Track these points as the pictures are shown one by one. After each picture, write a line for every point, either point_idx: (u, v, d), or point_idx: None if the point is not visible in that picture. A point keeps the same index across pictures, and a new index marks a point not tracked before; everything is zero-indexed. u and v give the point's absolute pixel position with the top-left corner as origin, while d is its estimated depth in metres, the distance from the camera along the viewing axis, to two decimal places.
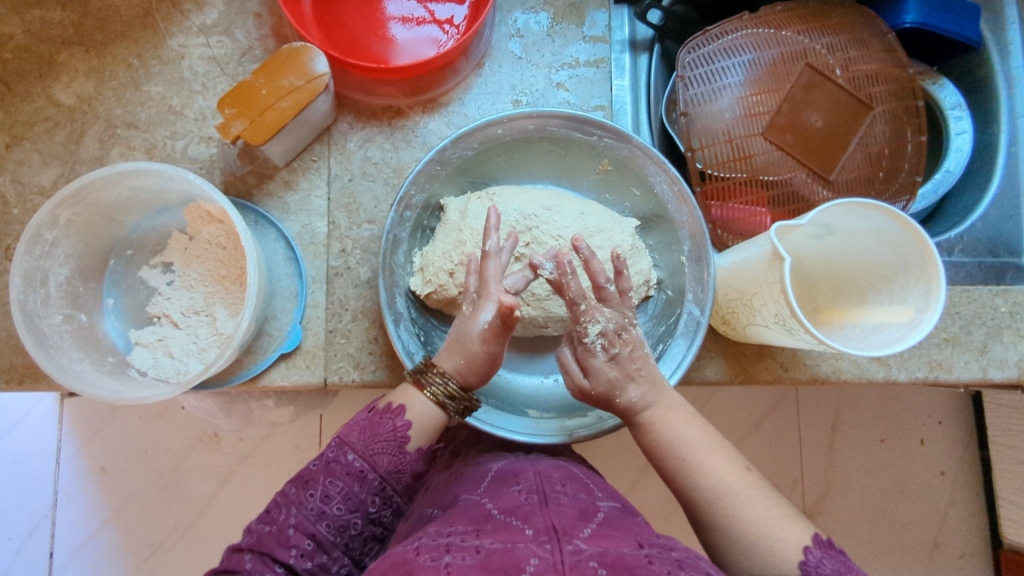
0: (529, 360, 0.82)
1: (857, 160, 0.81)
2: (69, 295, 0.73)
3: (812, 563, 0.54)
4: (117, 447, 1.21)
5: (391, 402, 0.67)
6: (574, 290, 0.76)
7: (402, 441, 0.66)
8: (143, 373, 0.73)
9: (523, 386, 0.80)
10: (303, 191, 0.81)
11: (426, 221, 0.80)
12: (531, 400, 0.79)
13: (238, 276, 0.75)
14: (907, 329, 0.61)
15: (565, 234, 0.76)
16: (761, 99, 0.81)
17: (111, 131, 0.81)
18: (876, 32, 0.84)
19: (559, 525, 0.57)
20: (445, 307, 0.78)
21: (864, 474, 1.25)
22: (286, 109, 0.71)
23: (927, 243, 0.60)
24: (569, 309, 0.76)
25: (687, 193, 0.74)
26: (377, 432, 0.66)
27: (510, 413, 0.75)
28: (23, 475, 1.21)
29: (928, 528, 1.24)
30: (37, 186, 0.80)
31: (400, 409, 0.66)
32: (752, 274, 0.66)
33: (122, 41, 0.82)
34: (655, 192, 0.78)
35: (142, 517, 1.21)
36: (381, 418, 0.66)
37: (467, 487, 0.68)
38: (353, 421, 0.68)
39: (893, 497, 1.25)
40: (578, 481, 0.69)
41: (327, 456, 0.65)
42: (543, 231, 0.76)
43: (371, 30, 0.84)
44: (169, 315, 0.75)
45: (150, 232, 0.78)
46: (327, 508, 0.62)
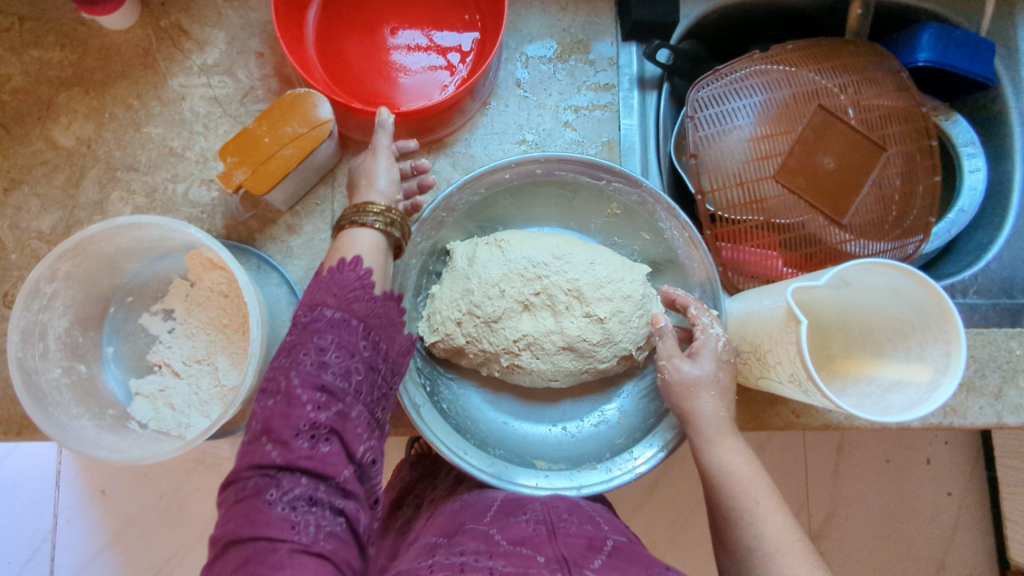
0: (538, 407, 0.81)
1: (871, 203, 0.80)
2: (68, 347, 0.71)
3: None
4: (116, 477, 1.20)
5: (345, 256, 0.59)
6: (585, 344, 0.74)
7: (371, 286, 0.58)
8: (144, 426, 0.72)
9: (531, 434, 0.79)
10: (306, 235, 0.80)
11: (433, 266, 0.79)
12: (539, 451, 0.77)
13: (240, 325, 0.74)
14: (926, 392, 0.60)
15: (578, 283, 0.75)
16: (773, 140, 0.79)
17: (111, 174, 0.79)
18: (889, 71, 0.82)
19: (569, 557, 0.56)
20: (452, 356, 0.76)
21: (870, 497, 1.24)
22: (289, 157, 0.70)
23: (947, 304, 0.58)
24: (578, 364, 0.75)
25: (698, 240, 0.73)
26: (344, 283, 0.57)
27: (517, 464, 0.73)
28: (22, 504, 1.20)
29: (936, 552, 1.23)
30: (35, 231, 0.78)
31: (351, 259, 0.58)
32: (766, 329, 0.65)
33: (121, 82, 0.80)
34: (665, 237, 0.77)
35: (144, 546, 1.19)
36: (341, 273, 0.57)
37: (473, 514, 0.67)
38: (311, 285, 0.58)
39: (901, 521, 1.24)
40: (584, 512, 0.67)
41: (304, 323, 0.55)
42: (554, 279, 0.75)
43: (376, 70, 0.82)
44: (169, 364, 0.74)
45: (151, 278, 0.77)
46: (326, 359, 0.53)
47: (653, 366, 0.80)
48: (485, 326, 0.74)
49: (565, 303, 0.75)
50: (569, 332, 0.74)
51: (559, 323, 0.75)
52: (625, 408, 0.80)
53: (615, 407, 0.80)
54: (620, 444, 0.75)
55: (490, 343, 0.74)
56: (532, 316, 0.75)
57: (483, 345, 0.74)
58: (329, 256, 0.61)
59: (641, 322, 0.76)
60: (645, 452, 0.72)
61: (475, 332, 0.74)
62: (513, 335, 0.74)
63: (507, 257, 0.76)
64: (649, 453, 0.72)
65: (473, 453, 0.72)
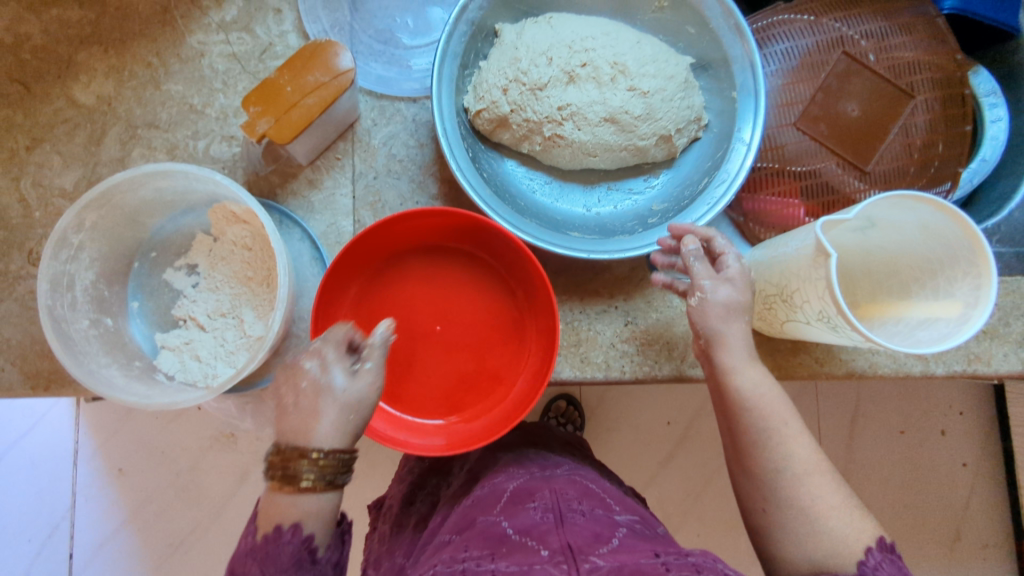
0: (574, 187, 0.81)
1: (896, 151, 0.79)
2: (94, 300, 0.71)
3: (871, 565, 0.50)
4: (135, 448, 1.21)
5: (279, 523, 0.50)
6: (627, 117, 0.76)
7: (312, 554, 0.51)
8: (171, 377, 0.73)
9: (565, 212, 0.80)
10: (327, 190, 0.80)
11: (481, 45, 0.79)
12: (572, 224, 0.78)
13: (264, 278, 0.74)
14: (956, 325, 0.60)
15: (621, 59, 0.77)
16: (795, 89, 0.79)
17: (132, 132, 0.79)
18: (925, 17, 0.81)
19: (574, 544, 0.56)
20: (495, 130, 0.78)
21: (885, 466, 1.24)
22: (312, 106, 0.70)
23: (978, 237, 0.58)
24: (619, 140, 0.77)
25: (743, 26, 0.73)
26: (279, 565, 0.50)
27: (550, 229, 0.76)
28: (43, 476, 1.21)
29: (952, 520, 1.23)
30: (58, 188, 0.78)
31: (287, 527, 0.50)
32: (792, 269, 0.64)
33: (140, 40, 0.80)
34: (710, 27, 0.76)
35: (163, 518, 1.20)
36: (274, 548, 0.50)
37: (483, 509, 0.67)
38: (242, 552, 0.52)
39: (915, 489, 1.23)
40: (594, 498, 0.67)
41: None
42: (602, 49, 0.77)
43: (429, 391, 0.77)
44: (195, 318, 0.74)
45: (173, 233, 0.77)
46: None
47: (692, 154, 0.81)
48: (531, 93, 0.76)
49: (607, 50, 0.77)
50: (611, 104, 0.76)
51: (602, 96, 0.77)
52: (658, 196, 0.80)
53: (647, 196, 0.81)
54: (653, 223, 0.77)
55: (534, 112, 0.76)
56: (576, 86, 0.77)
57: (528, 115, 0.76)
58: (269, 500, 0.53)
59: (681, 105, 0.77)
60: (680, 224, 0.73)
61: (519, 96, 0.76)
62: (557, 103, 0.76)
63: (554, 35, 0.78)
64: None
65: (506, 210, 0.74)
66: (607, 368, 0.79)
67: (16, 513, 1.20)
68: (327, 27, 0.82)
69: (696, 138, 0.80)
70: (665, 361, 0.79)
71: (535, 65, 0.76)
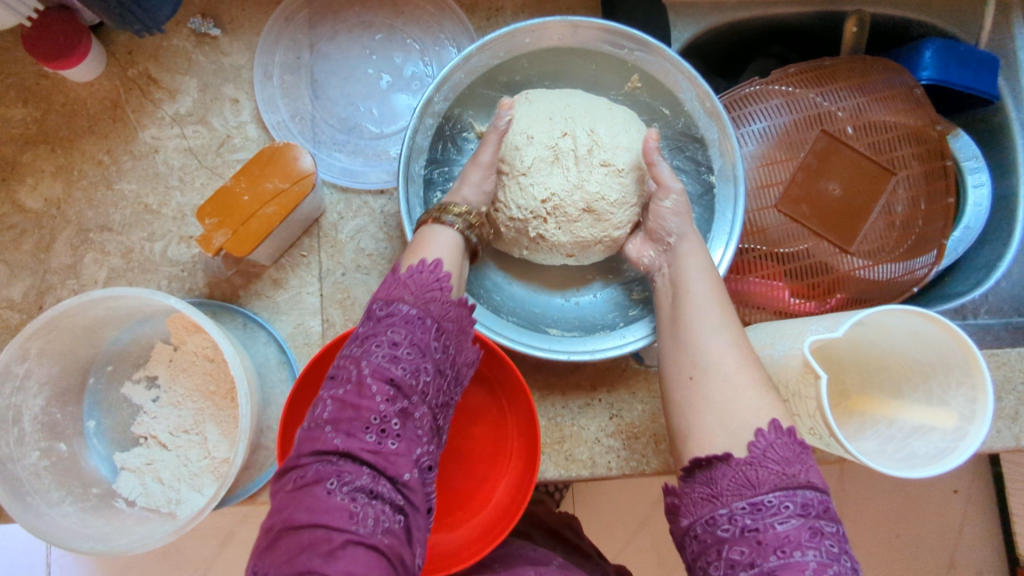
0: (550, 277, 0.79)
1: (879, 230, 0.76)
2: (46, 427, 0.67)
3: (760, 445, 0.51)
4: None
5: (423, 258, 0.58)
6: (603, 205, 0.70)
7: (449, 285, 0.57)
8: (132, 503, 0.68)
9: (541, 305, 0.77)
10: (293, 289, 0.76)
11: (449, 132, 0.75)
12: (551, 318, 0.76)
13: (228, 391, 0.70)
14: (953, 439, 0.58)
15: (597, 134, 0.71)
16: (774, 169, 0.77)
17: (83, 236, 0.75)
18: (903, 90, 0.79)
19: None
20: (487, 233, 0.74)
21: (873, 493, 1.18)
22: (271, 215, 0.66)
23: (971, 348, 0.56)
24: (596, 231, 0.71)
25: (721, 109, 0.70)
26: (422, 279, 0.56)
27: (529, 329, 0.72)
28: None
29: (945, 549, 1.18)
30: (5, 299, 0.74)
31: (430, 260, 0.58)
32: (781, 378, 0.61)
33: (90, 137, 0.76)
34: (685, 110, 0.74)
35: None
36: (420, 272, 0.57)
37: None
38: (385, 280, 0.58)
39: (905, 516, 1.18)
40: None
41: (378, 312, 0.54)
42: (580, 124, 0.71)
43: None
44: (156, 437, 0.70)
45: (130, 343, 0.73)
46: (399, 354, 0.52)
47: None
48: (516, 183, 0.70)
49: (585, 128, 0.71)
50: (588, 190, 0.70)
51: (579, 179, 0.70)
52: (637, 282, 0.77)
53: (625, 282, 0.78)
54: (634, 314, 0.74)
55: (520, 206, 0.70)
56: (560, 169, 0.71)
57: (513, 212, 0.71)
58: (405, 254, 0.60)
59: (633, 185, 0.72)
60: None
61: (508, 190, 0.71)
62: (541, 195, 0.69)
63: (529, 115, 0.72)
64: None
65: (483, 315, 0.71)
66: (593, 465, 0.76)
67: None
68: (287, 116, 0.79)
69: None
70: (653, 455, 0.76)
71: (516, 153, 0.71)
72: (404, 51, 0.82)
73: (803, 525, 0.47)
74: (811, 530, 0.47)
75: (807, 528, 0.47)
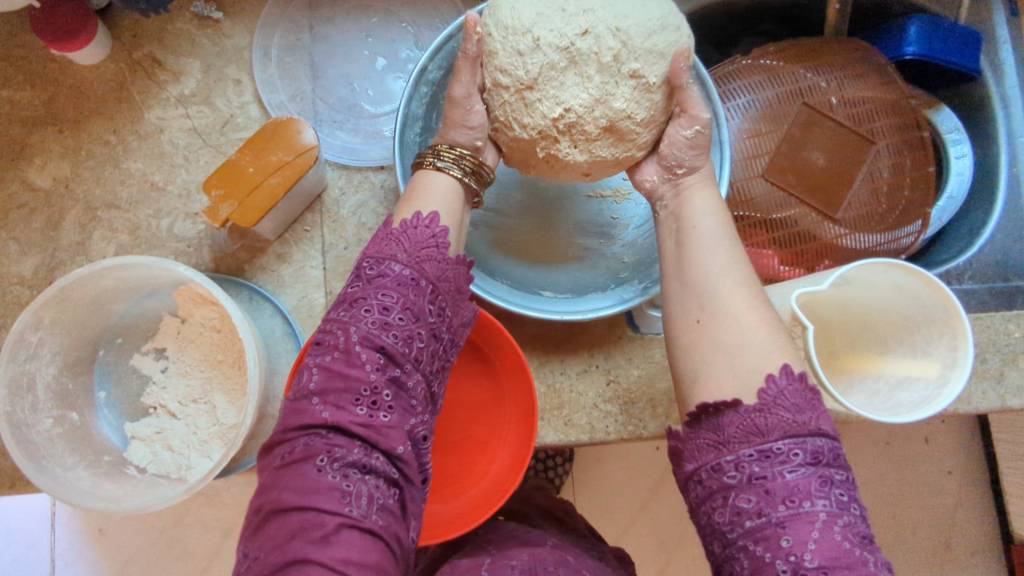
0: (549, 242, 0.80)
1: (863, 197, 0.79)
2: (58, 395, 0.69)
3: (771, 391, 0.50)
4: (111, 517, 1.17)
5: (418, 211, 0.57)
6: (629, 120, 0.62)
7: (444, 244, 0.56)
8: (142, 470, 0.70)
9: (539, 268, 0.79)
10: (297, 263, 0.78)
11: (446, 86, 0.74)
12: (547, 281, 0.78)
13: (235, 360, 0.72)
14: (937, 387, 0.60)
15: (625, 27, 0.61)
16: (759, 141, 0.79)
17: (92, 213, 0.77)
18: (878, 68, 0.81)
19: None
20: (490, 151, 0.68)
21: (871, 477, 1.21)
22: (275, 186, 0.68)
23: (952, 299, 0.59)
24: (617, 150, 0.64)
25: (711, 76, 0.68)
26: (416, 239, 0.55)
27: (520, 290, 0.76)
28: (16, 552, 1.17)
29: (940, 529, 1.21)
30: (16, 275, 0.76)
31: (425, 214, 0.56)
32: None
33: (96, 118, 0.78)
34: None
35: None
36: (415, 226, 0.56)
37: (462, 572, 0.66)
38: (376, 236, 0.56)
39: (902, 499, 1.21)
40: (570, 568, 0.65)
41: (367, 273, 0.53)
42: (597, 20, 0.61)
43: None
44: (165, 406, 0.72)
45: (139, 317, 0.75)
46: (389, 321, 0.51)
47: None
48: (518, 96, 0.62)
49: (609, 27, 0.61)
50: (613, 102, 0.61)
51: (602, 92, 0.61)
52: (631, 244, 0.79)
53: (620, 245, 0.79)
54: (624, 276, 0.77)
55: (528, 119, 0.62)
56: (576, 77, 0.62)
57: (518, 132, 0.63)
58: (404, 200, 0.60)
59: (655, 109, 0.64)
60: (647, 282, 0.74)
61: (508, 107, 0.63)
62: (552, 112, 0.61)
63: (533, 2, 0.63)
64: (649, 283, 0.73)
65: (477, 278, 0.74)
66: (592, 430, 0.78)
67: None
68: (286, 97, 0.81)
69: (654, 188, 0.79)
70: (649, 420, 0.78)
71: (516, 59, 0.61)
72: (401, 33, 0.84)
73: (814, 474, 0.48)
74: (822, 480, 0.47)
75: (818, 477, 0.47)
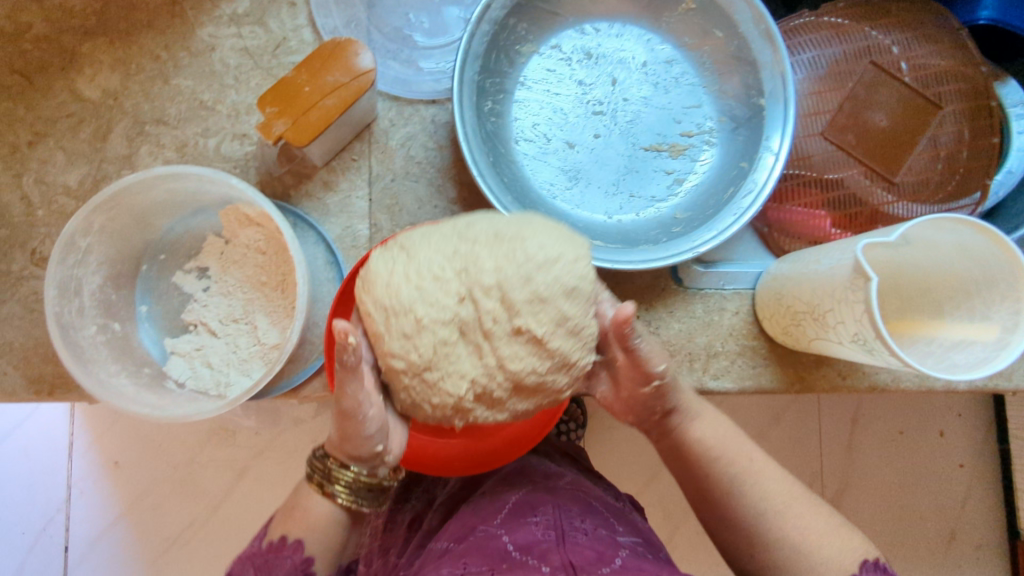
0: (595, 194, 0.78)
1: (925, 163, 0.77)
2: (102, 304, 0.69)
3: None
4: (127, 448, 1.18)
5: (284, 536, 0.59)
6: (575, 325, 0.59)
7: (306, 574, 0.59)
8: (182, 385, 0.70)
9: (586, 220, 0.77)
10: (343, 192, 0.77)
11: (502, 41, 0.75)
12: (595, 232, 0.76)
13: (279, 283, 0.72)
14: (994, 350, 0.59)
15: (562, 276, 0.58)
16: (822, 98, 0.77)
17: (139, 128, 0.76)
18: (948, 29, 0.79)
19: (575, 562, 0.59)
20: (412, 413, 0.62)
21: (882, 467, 1.18)
22: (331, 108, 0.67)
23: (1020, 260, 0.57)
24: (568, 347, 0.59)
25: (773, 31, 0.71)
26: (274, 574, 0.58)
27: None
28: (34, 474, 1.18)
29: (946, 521, 1.18)
30: (61, 185, 0.75)
31: (288, 542, 0.59)
32: (825, 288, 0.63)
33: (148, 32, 0.77)
34: (739, 33, 0.74)
35: (157, 512, 1.18)
36: (274, 555, 0.59)
37: (484, 517, 0.69)
38: (249, 555, 0.60)
39: (907, 489, 1.18)
40: (598, 515, 0.68)
41: None
42: (475, 229, 0.60)
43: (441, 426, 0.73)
44: (206, 324, 0.72)
45: (184, 234, 0.75)
46: None
47: (715, 153, 0.78)
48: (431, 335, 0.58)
49: (506, 257, 0.58)
50: (560, 300, 0.58)
51: (550, 328, 0.58)
52: (681, 204, 0.78)
53: (669, 203, 0.78)
54: (676, 232, 0.75)
55: (441, 369, 0.58)
56: (469, 348, 0.59)
57: (428, 411, 0.59)
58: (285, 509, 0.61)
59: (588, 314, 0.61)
60: (705, 237, 0.72)
61: (412, 391, 0.59)
62: (458, 389, 0.58)
63: (416, 264, 0.59)
64: (707, 237, 0.72)
65: None
66: None
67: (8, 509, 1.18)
68: (340, 23, 0.79)
69: (711, 147, 0.78)
70: (687, 372, 0.77)
71: (405, 343, 0.58)
72: None
73: None
74: None
75: None
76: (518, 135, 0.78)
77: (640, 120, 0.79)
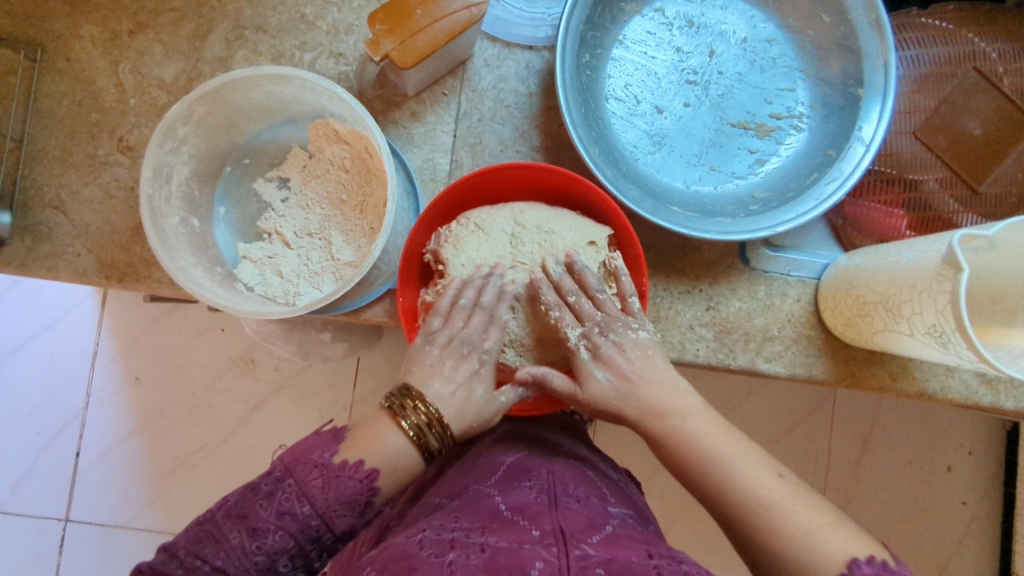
0: (675, 161, 0.78)
1: (1013, 174, 0.77)
2: (185, 197, 0.71)
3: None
4: (149, 365, 1.15)
5: (353, 458, 0.56)
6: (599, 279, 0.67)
7: (363, 501, 0.57)
8: (250, 288, 0.71)
9: (666, 185, 0.77)
10: (429, 124, 0.78)
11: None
12: (672, 198, 0.77)
13: (358, 203, 0.72)
14: None
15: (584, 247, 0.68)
16: (918, 97, 0.78)
17: (239, 32, 0.77)
18: None
19: (566, 528, 0.51)
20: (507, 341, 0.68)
21: (883, 491, 1.13)
22: (439, 34, 0.67)
23: None
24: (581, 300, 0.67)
25: (884, 21, 0.70)
26: (340, 492, 0.55)
27: (650, 200, 0.74)
28: (54, 376, 1.16)
29: (942, 554, 1.12)
30: (156, 78, 0.76)
31: (363, 467, 0.56)
32: (905, 277, 0.63)
33: None
34: (848, 18, 0.74)
35: (172, 432, 1.15)
36: (343, 477, 0.55)
37: (476, 476, 0.62)
38: (306, 456, 0.57)
39: (908, 517, 1.13)
40: (591, 485, 0.62)
41: (280, 504, 0.54)
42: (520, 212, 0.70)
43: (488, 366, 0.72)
44: (281, 233, 0.73)
45: (270, 143, 0.76)
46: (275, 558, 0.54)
47: (801, 138, 0.78)
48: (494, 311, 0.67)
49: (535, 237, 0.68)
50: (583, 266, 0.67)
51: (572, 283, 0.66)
52: (760, 183, 0.78)
53: (747, 180, 0.78)
54: (755, 210, 0.75)
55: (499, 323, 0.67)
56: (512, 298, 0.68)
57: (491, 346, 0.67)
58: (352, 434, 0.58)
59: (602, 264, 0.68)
60: (784, 218, 0.71)
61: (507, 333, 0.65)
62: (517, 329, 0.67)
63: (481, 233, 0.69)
64: (787, 217, 0.71)
65: (610, 175, 0.72)
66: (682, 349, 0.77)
67: (24, 406, 1.15)
68: None
69: (800, 130, 0.78)
70: (740, 351, 0.77)
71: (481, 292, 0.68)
72: None
73: None
74: None
75: None
76: (610, 93, 0.78)
77: (731, 95, 0.78)
